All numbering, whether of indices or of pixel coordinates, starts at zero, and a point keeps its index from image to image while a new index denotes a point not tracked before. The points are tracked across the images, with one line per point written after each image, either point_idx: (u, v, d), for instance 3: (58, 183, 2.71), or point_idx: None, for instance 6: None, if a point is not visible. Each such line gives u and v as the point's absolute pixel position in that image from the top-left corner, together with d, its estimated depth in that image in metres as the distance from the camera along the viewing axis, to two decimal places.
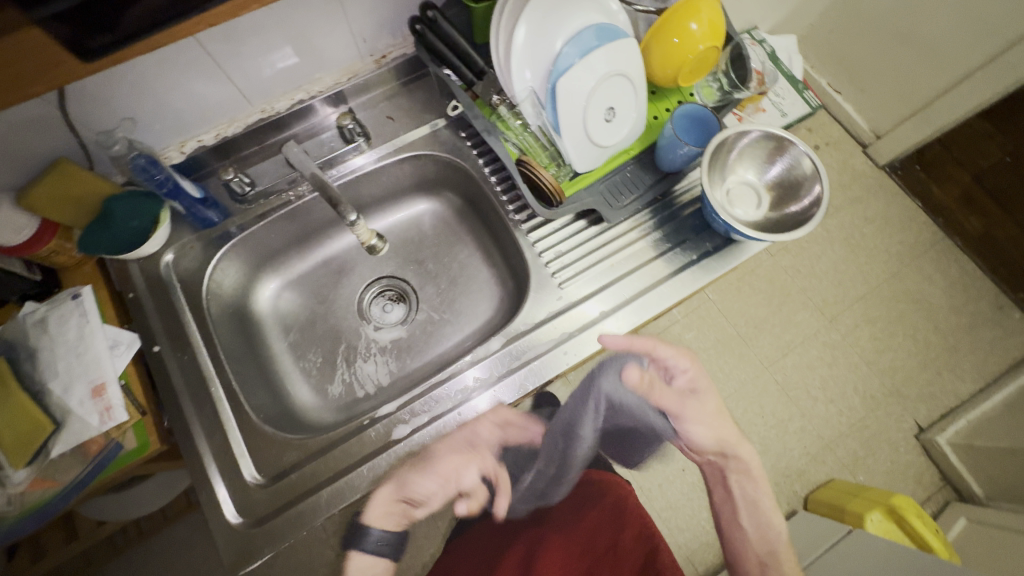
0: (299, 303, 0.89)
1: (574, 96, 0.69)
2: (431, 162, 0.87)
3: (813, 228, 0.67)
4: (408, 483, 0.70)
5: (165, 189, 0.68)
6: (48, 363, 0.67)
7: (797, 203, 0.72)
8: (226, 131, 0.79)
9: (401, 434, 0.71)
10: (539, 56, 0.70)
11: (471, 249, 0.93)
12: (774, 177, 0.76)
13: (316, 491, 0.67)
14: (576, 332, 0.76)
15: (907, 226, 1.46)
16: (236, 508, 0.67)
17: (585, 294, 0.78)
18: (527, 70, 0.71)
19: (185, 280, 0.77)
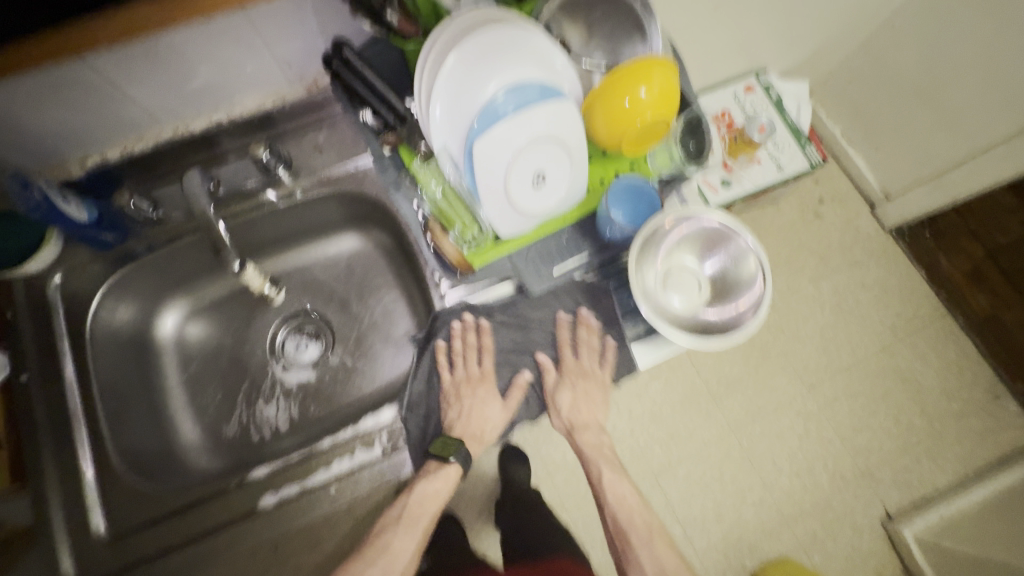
0: (207, 334, 0.83)
1: (497, 156, 0.62)
2: (358, 199, 0.82)
3: (743, 338, 0.63)
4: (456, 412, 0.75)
5: (37, 214, 0.64)
6: None
7: (732, 303, 0.67)
8: (133, 147, 0.74)
9: (268, 503, 0.66)
10: (456, 102, 0.63)
11: (397, 293, 0.86)
12: (713, 269, 0.70)
13: (162, 551, 0.63)
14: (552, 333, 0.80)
15: (913, 289, 1.20)
16: (77, 558, 0.63)
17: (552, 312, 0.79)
18: (437, 106, 0.63)
19: (72, 303, 0.72)
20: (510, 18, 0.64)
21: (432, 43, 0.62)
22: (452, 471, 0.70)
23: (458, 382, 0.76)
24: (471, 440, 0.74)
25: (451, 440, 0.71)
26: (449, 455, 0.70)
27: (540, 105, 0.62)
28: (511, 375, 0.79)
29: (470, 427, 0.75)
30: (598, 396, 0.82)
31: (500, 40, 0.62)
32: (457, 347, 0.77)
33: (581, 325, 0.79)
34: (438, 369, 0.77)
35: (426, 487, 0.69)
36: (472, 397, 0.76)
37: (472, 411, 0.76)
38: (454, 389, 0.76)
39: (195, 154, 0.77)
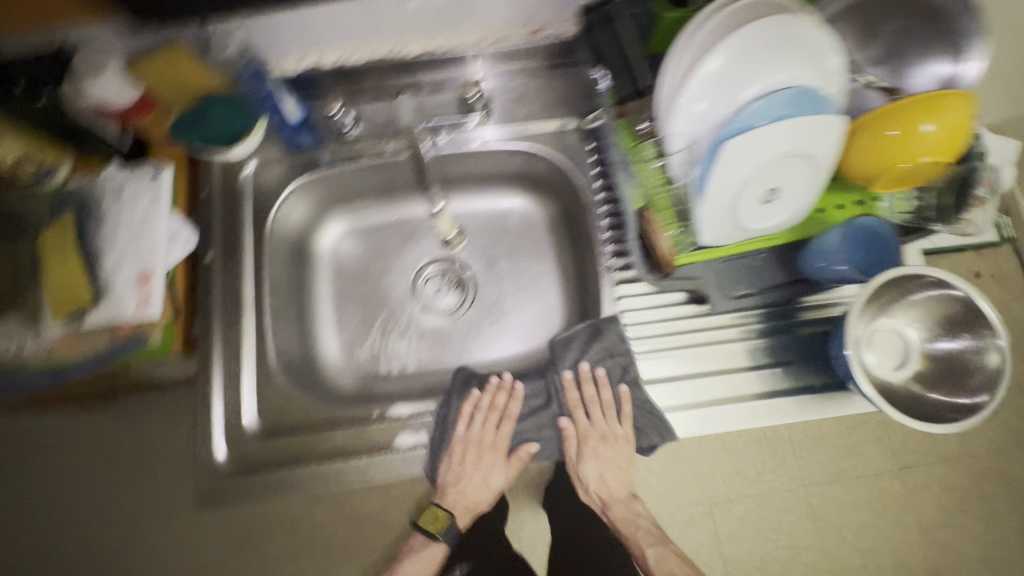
0: (360, 255, 0.84)
1: (740, 161, 0.56)
2: (542, 163, 0.77)
3: (937, 431, 0.53)
4: (447, 471, 0.65)
5: (266, 105, 0.67)
6: (112, 232, 0.68)
7: (947, 395, 0.57)
8: (346, 58, 0.73)
9: (404, 443, 0.67)
10: (727, 103, 0.58)
11: (548, 266, 0.83)
12: (945, 349, 0.60)
13: (295, 458, 0.65)
14: (715, 369, 0.68)
15: None
16: (226, 447, 0.66)
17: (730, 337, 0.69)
18: (703, 100, 0.58)
19: (259, 197, 0.74)
20: (781, 5, 0.57)
21: (704, 23, 0.57)
22: (436, 550, 0.61)
23: (471, 439, 0.67)
24: (466, 495, 0.64)
25: (443, 510, 0.62)
26: (438, 530, 0.61)
27: (806, 116, 0.55)
28: (519, 438, 0.68)
29: (460, 493, 0.64)
30: (627, 462, 0.65)
31: (782, 35, 0.56)
32: (483, 402, 0.71)
33: (592, 382, 0.70)
34: (456, 419, 0.69)
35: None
36: (476, 463, 0.66)
37: (466, 475, 0.65)
38: (461, 446, 0.67)
39: (400, 77, 0.75)
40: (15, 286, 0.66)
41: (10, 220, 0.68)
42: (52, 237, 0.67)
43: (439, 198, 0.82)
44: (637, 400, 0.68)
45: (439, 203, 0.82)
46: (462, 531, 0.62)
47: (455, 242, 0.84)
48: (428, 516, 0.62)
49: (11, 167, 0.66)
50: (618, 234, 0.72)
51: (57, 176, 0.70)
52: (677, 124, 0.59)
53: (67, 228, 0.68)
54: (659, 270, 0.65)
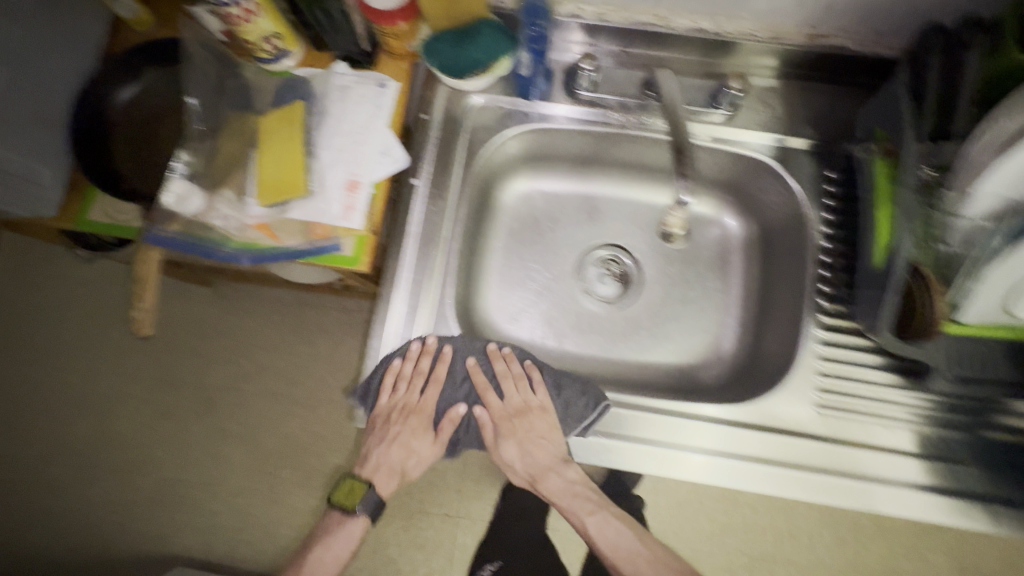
0: (535, 218, 0.81)
1: None
2: (766, 177, 0.71)
3: None
4: (391, 450, 0.69)
5: (537, 45, 0.63)
6: (331, 132, 0.68)
7: None
8: (606, 16, 0.67)
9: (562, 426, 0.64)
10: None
11: (726, 286, 0.78)
12: None
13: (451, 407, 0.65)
14: (900, 449, 0.63)
15: None
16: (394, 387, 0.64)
17: (923, 422, 0.64)
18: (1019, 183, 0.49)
19: (474, 135, 0.71)
20: None
21: None
22: (358, 523, 0.72)
23: (394, 404, 0.67)
24: (381, 476, 0.71)
25: (359, 483, 0.72)
26: (354, 505, 0.71)
27: None
28: (446, 404, 0.68)
29: (387, 458, 0.70)
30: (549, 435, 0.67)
31: None
32: (406, 373, 0.65)
33: (501, 359, 0.68)
34: (378, 391, 0.66)
35: (332, 543, 0.72)
36: (404, 427, 0.68)
37: (390, 454, 0.70)
38: (388, 412, 0.67)
39: (647, 49, 0.70)
40: (232, 158, 0.66)
41: (239, 96, 0.68)
42: (275, 118, 0.67)
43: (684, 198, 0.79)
44: (813, 456, 0.63)
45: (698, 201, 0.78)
46: (382, 498, 0.72)
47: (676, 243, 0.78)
48: (345, 491, 0.72)
49: (256, 40, 0.64)
50: (837, 276, 0.66)
51: (287, 62, 0.69)
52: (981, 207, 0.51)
53: (296, 116, 0.67)
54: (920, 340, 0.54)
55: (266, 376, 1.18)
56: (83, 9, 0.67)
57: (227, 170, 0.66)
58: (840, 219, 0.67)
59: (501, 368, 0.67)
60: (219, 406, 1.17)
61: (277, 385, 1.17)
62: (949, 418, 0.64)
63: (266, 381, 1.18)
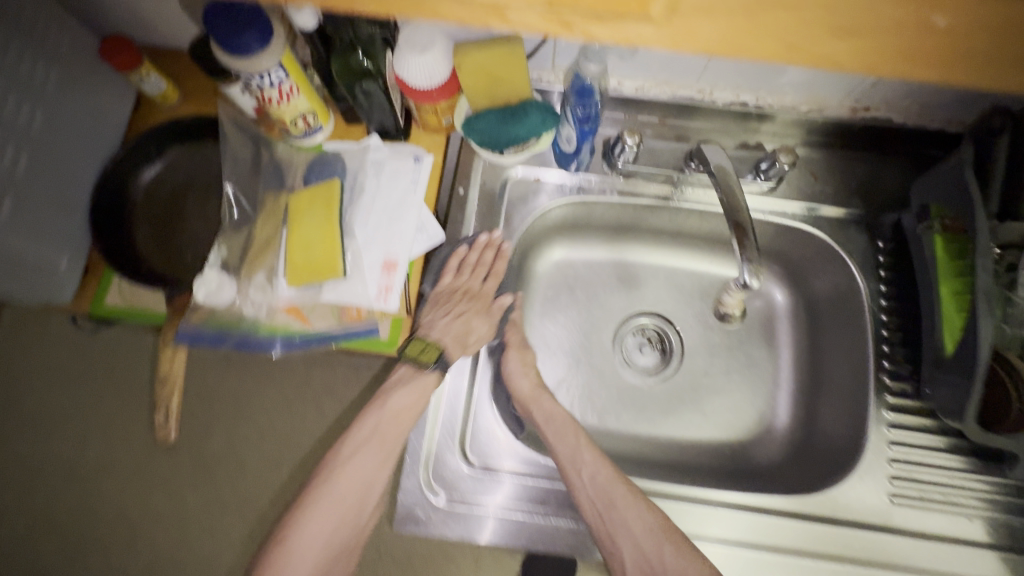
0: (570, 286, 0.78)
1: None
2: (812, 247, 0.69)
3: None
4: (444, 320, 0.65)
5: (586, 126, 0.60)
6: (364, 211, 0.65)
7: None
8: (646, 90, 0.66)
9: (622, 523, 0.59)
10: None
11: (774, 357, 0.74)
12: None
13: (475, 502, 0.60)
14: (986, 544, 0.58)
15: None
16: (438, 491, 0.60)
17: (1008, 513, 0.59)
18: None
19: (512, 208, 0.69)
20: None
21: None
22: (426, 380, 0.61)
23: (457, 283, 0.67)
24: (450, 338, 0.64)
25: (427, 343, 0.62)
26: (426, 362, 0.61)
27: None
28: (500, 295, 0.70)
29: (440, 331, 0.64)
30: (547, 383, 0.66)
31: None
32: (472, 256, 0.66)
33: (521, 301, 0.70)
34: (442, 270, 0.67)
35: (400, 395, 0.61)
36: (461, 307, 0.67)
37: (445, 328, 0.64)
38: (447, 294, 0.68)
39: (686, 119, 0.69)
40: (264, 240, 0.63)
41: (271, 177, 0.66)
42: (307, 197, 0.63)
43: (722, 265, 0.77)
44: (893, 554, 0.58)
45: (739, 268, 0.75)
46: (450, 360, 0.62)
47: (733, 321, 0.75)
48: (416, 347, 0.62)
49: (289, 118, 0.62)
50: (896, 352, 0.64)
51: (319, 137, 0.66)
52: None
53: (330, 193, 0.63)
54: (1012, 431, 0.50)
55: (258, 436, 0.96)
56: (107, 87, 0.64)
57: (259, 253, 0.63)
58: (895, 290, 0.65)
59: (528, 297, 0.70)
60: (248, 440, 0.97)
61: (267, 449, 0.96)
62: None
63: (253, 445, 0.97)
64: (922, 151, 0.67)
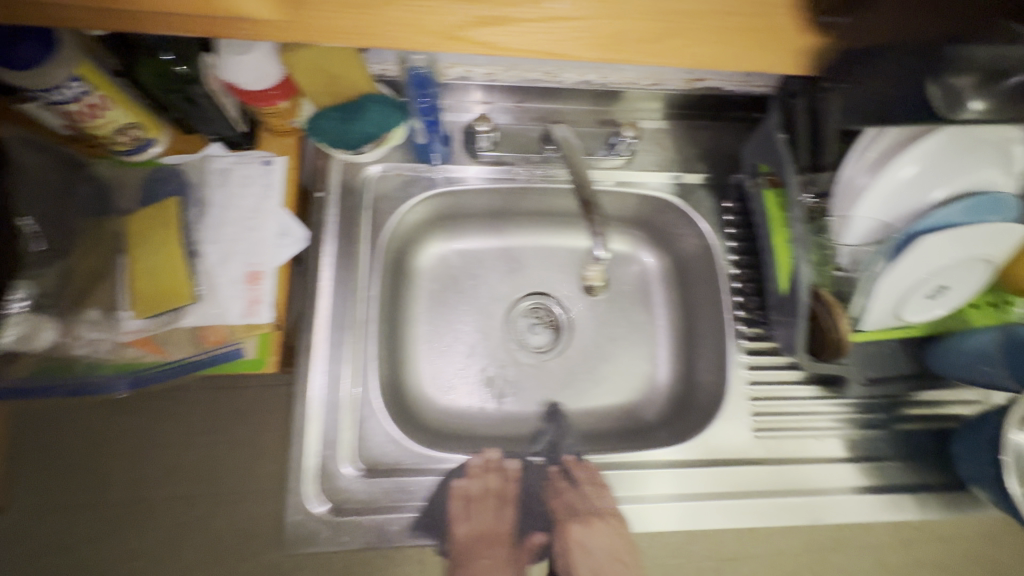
0: (457, 277, 0.78)
1: (918, 264, 0.54)
2: (671, 213, 0.74)
3: None
4: None
5: (428, 117, 0.59)
6: (215, 222, 0.61)
7: None
8: (495, 76, 0.66)
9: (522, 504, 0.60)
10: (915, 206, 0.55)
11: (653, 320, 0.79)
12: None
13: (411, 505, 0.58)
14: (836, 459, 0.66)
15: None
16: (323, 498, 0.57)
17: (849, 431, 0.67)
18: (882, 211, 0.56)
19: (376, 205, 0.67)
20: None
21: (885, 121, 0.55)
22: None
23: (472, 528, 0.59)
24: None
25: None
26: None
27: (990, 224, 0.53)
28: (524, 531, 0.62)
29: None
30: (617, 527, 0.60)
31: (970, 141, 0.53)
32: (474, 489, 0.61)
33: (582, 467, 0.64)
34: (449, 522, 0.59)
35: None
36: (481, 512, 0.60)
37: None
38: (454, 566, 0.58)
39: (542, 103, 0.71)
40: (100, 270, 0.58)
41: (98, 200, 0.60)
42: (145, 219, 0.59)
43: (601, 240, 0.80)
44: (760, 483, 0.64)
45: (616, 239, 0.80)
46: None
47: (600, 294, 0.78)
48: None
49: (108, 133, 0.56)
50: (749, 300, 0.70)
51: (154, 150, 0.61)
52: (857, 232, 0.56)
53: (167, 214, 0.59)
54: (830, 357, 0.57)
55: (184, 481, 0.65)
56: None
57: (93, 286, 0.57)
58: (743, 245, 0.71)
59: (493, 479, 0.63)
60: (159, 501, 0.64)
61: (192, 491, 0.65)
62: (867, 418, 0.68)
63: (173, 492, 0.65)
64: (754, 115, 0.74)
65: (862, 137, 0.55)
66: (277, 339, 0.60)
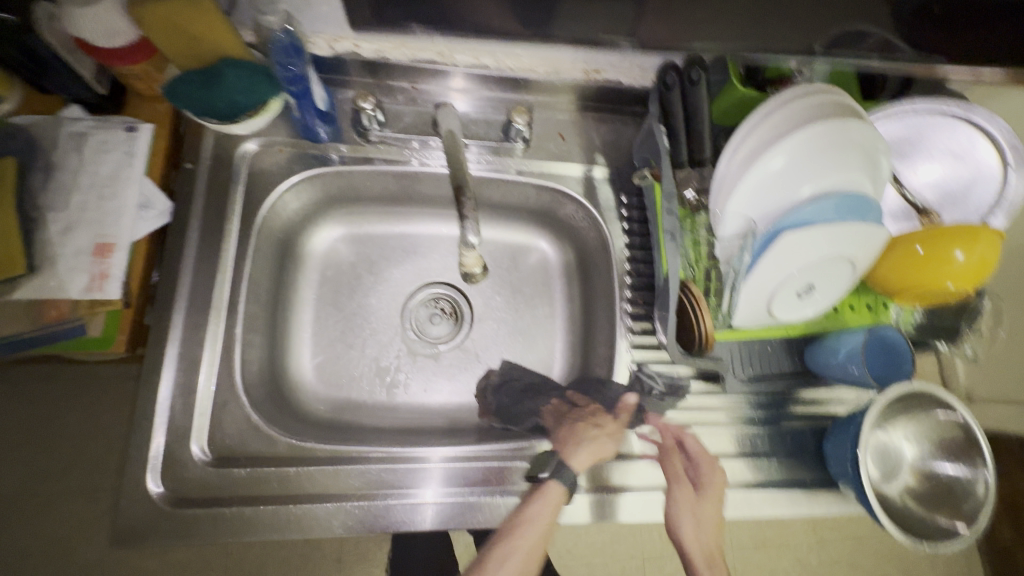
0: (353, 263, 0.75)
1: (784, 261, 0.56)
2: (571, 204, 0.73)
3: (931, 551, 0.54)
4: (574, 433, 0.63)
5: (293, 87, 0.56)
6: (64, 189, 0.56)
7: (949, 518, 0.58)
8: (386, 53, 0.64)
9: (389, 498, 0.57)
10: (784, 202, 0.57)
11: (553, 314, 0.78)
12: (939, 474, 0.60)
13: (372, 494, 0.57)
14: (717, 455, 0.66)
15: None
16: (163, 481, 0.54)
17: (732, 427, 0.67)
18: (754, 208, 0.57)
19: (254, 181, 0.63)
20: (846, 108, 0.56)
21: (756, 119, 0.56)
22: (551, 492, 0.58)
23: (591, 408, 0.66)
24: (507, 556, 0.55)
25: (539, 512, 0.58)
26: None
27: (851, 224, 0.55)
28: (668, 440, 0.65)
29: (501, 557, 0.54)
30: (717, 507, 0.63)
31: (833, 142, 0.55)
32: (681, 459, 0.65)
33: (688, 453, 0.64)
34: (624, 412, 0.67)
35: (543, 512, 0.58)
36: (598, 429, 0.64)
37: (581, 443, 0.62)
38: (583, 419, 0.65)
39: (440, 85, 0.69)
40: None
41: None
42: None
43: (506, 230, 0.79)
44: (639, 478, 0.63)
45: (519, 231, 0.78)
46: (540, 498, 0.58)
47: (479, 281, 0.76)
48: None
49: None
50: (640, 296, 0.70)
51: (1, 107, 0.57)
52: (730, 229, 0.57)
53: (5, 175, 0.53)
54: (697, 351, 0.56)
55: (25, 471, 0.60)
56: None
57: None
58: (638, 241, 0.71)
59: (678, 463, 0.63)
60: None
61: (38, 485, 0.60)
62: (752, 415, 0.68)
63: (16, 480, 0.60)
64: None
65: (736, 136, 0.56)
66: (127, 317, 0.56)
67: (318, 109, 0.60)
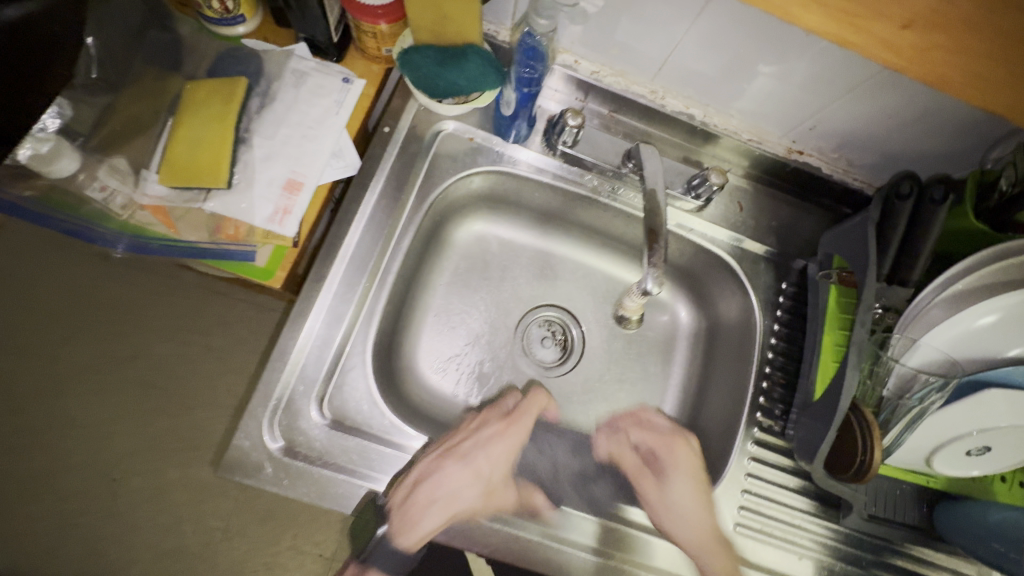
0: (487, 263, 0.74)
1: (963, 411, 0.52)
2: (724, 274, 0.70)
3: None
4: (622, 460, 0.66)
5: (524, 89, 0.56)
6: (274, 118, 0.58)
7: None
8: (601, 76, 0.64)
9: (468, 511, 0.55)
10: (980, 355, 0.53)
11: (666, 376, 0.74)
12: None
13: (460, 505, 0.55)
14: None
15: None
16: (277, 429, 0.53)
17: (839, 564, 0.61)
18: (949, 346, 0.53)
19: (438, 161, 0.64)
20: None
21: (993, 258, 0.50)
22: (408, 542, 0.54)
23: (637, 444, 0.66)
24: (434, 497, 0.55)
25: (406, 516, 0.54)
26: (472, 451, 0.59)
27: None
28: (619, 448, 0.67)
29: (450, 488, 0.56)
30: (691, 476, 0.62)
31: None
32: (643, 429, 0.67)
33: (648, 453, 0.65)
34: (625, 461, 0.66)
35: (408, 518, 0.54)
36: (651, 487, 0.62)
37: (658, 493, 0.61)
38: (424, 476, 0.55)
39: (636, 118, 0.68)
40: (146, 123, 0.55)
41: (167, 54, 0.58)
42: (208, 90, 0.55)
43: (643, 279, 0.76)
44: None
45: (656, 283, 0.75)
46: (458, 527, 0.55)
47: (632, 326, 0.74)
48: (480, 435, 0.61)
49: None
50: (775, 391, 0.65)
51: (237, 28, 0.58)
52: (918, 358, 0.53)
53: (234, 93, 0.55)
54: (855, 480, 0.51)
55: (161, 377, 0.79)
56: None
57: (135, 135, 0.55)
58: (787, 333, 0.67)
59: (636, 459, 0.65)
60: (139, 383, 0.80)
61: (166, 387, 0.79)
62: (864, 559, 0.62)
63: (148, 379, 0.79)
64: (842, 209, 0.70)
65: (965, 267, 0.51)
66: (291, 256, 0.57)
67: (525, 112, 0.60)
